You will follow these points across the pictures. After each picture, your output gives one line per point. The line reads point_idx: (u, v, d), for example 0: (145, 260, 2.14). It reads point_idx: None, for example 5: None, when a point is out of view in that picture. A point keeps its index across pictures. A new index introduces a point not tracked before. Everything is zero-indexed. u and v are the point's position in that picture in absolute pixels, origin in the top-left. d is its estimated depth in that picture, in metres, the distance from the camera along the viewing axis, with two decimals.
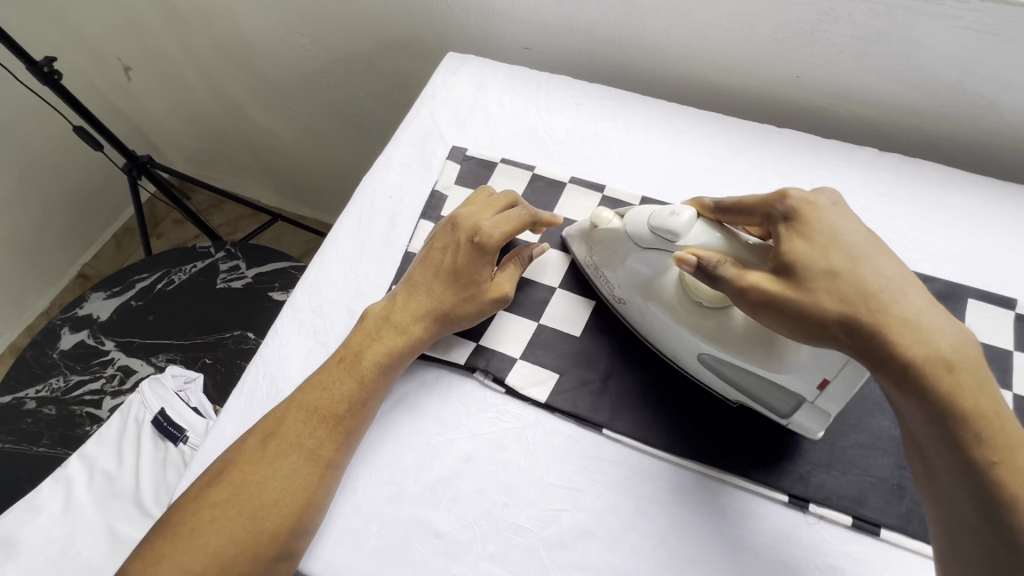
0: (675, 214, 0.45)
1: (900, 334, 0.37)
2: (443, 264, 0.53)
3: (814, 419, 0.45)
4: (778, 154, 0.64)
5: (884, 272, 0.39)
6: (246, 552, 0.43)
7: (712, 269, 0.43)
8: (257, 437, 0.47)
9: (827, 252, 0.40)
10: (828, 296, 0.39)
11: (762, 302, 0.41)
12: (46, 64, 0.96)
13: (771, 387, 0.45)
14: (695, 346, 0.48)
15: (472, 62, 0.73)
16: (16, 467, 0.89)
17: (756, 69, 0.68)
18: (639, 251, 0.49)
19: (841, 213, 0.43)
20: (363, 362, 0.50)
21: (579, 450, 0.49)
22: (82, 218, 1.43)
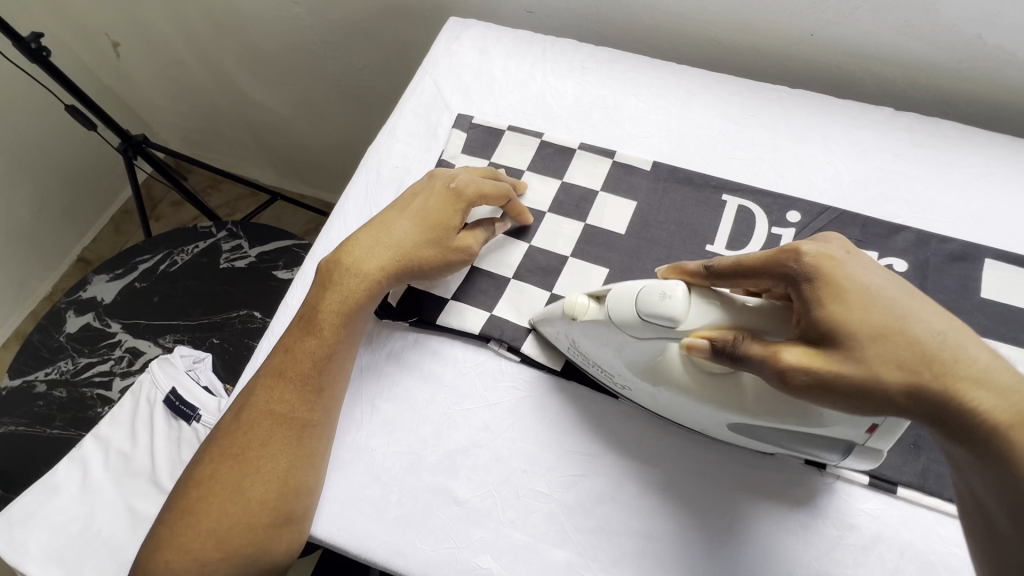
0: (665, 296, 0.40)
1: (973, 400, 0.34)
2: (410, 208, 0.53)
3: (866, 458, 0.43)
4: (791, 115, 0.63)
5: (930, 325, 0.36)
6: (236, 522, 0.44)
7: (729, 348, 0.39)
8: (231, 416, 0.49)
9: (870, 311, 0.36)
10: (884, 366, 0.35)
11: (808, 384, 0.36)
12: (34, 41, 0.93)
13: (817, 439, 0.42)
14: (722, 418, 0.44)
15: (475, 27, 0.71)
16: (31, 449, 0.89)
17: (767, 27, 0.66)
18: (634, 340, 0.43)
19: (861, 264, 0.39)
20: (321, 318, 0.50)
21: (597, 417, 0.49)
22: (79, 200, 1.41)
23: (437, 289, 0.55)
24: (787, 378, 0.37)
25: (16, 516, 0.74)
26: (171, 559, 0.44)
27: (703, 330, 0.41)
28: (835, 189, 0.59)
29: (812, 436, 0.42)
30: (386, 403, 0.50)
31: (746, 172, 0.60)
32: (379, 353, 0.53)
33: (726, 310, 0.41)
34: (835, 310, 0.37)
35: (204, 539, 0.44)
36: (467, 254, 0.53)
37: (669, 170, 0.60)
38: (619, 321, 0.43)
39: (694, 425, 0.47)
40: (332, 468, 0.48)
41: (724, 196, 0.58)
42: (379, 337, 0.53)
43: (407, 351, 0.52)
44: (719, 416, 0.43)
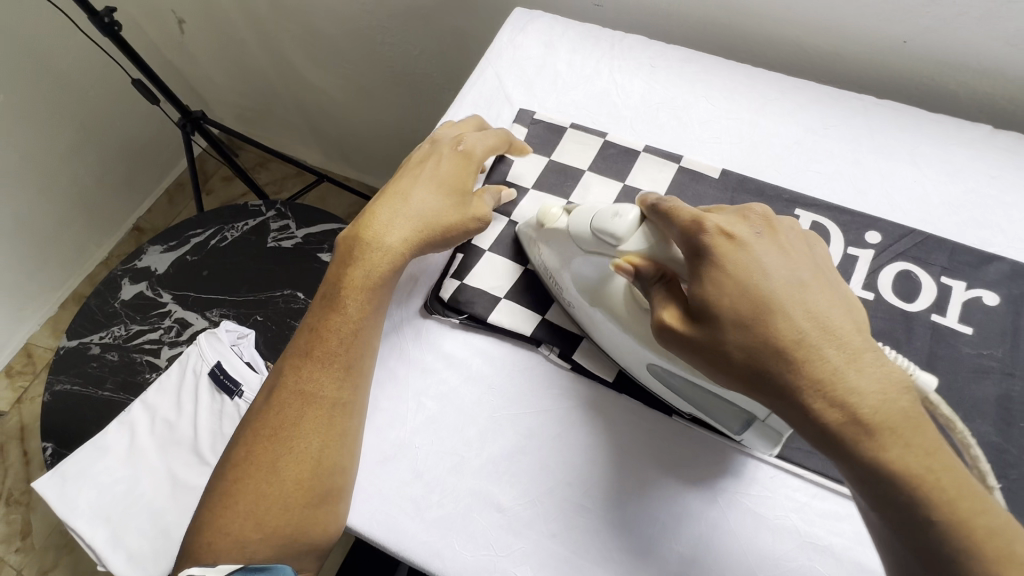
0: (617, 215, 0.42)
1: (809, 391, 0.34)
2: (425, 175, 0.53)
3: (764, 438, 0.43)
4: (876, 128, 0.59)
5: (798, 318, 0.36)
6: (274, 503, 0.43)
7: (649, 280, 0.41)
8: (263, 399, 0.48)
9: (739, 296, 0.37)
10: (736, 347, 0.36)
11: (672, 341, 0.39)
12: (107, 15, 0.95)
13: (725, 404, 0.43)
14: (642, 354, 0.45)
15: (541, 19, 0.69)
16: (83, 408, 0.93)
17: (856, 32, 0.62)
18: (581, 254, 0.47)
19: (762, 248, 0.39)
20: (346, 294, 0.49)
21: (648, 434, 0.48)
22: (137, 171, 1.46)
23: (491, 288, 0.53)
24: (659, 331, 0.39)
25: (67, 472, 0.77)
26: (212, 540, 0.43)
27: (635, 255, 0.42)
28: (921, 211, 0.55)
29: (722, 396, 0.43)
30: (433, 400, 0.49)
31: (822, 187, 0.57)
32: (427, 347, 0.52)
33: (658, 247, 0.41)
34: (710, 291, 0.37)
35: (244, 520, 0.43)
36: (484, 219, 0.53)
37: (739, 180, 0.57)
38: (576, 234, 0.46)
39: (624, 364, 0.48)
40: (376, 462, 0.47)
41: (797, 211, 0.55)
42: (430, 333, 0.52)
43: (455, 348, 0.52)
44: (639, 350, 0.44)
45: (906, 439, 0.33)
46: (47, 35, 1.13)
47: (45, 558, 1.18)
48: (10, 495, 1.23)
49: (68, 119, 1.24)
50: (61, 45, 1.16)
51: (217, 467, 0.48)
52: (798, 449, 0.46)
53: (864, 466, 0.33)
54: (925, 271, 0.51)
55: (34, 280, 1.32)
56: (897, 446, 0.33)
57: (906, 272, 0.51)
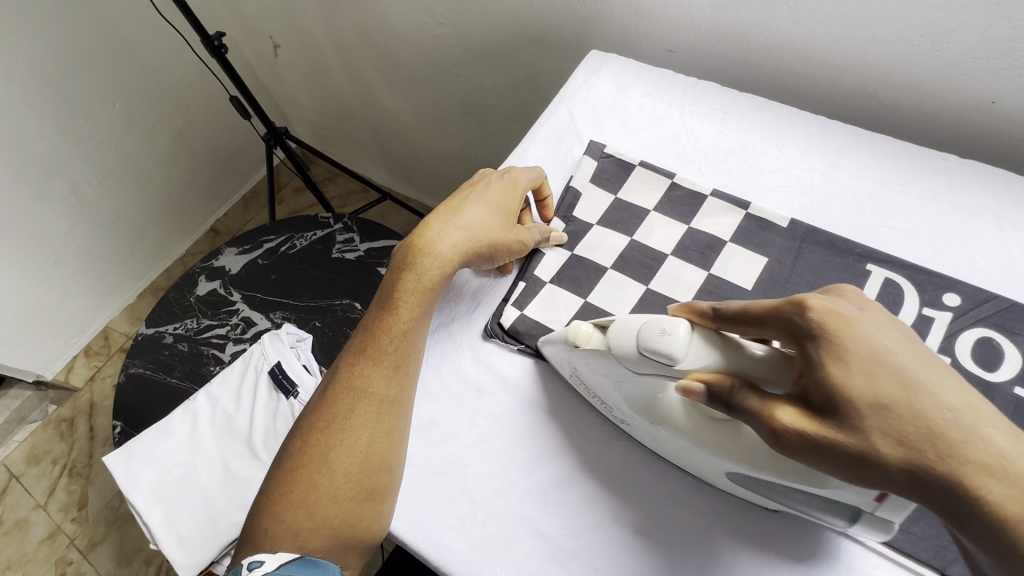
0: (665, 333, 0.40)
1: (978, 484, 0.31)
2: (476, 194, 0.55)
3: (872, 527, 0.40)
4: (957, 187, 0.57)
5: (940, 398, 0.33)
6: (324, 494, 0.45)
7: (725, 395, 0.38)
8: (318, 396, 0.50)
9: (871, 377, 0.34)
10: (882, 437, 0.33)
11: (804, 447, 0.35)
12: (216, 39, 1.05)
13: (826, 502, 0.40)
14: (721, 465, 0.42)
15: (616, 62, 0.72)
16: (152, 392, 1.00)
17: (940, 91, 0.61)
18: (633, 375, 0.44)
19: (876, 325, 0.36)
20: (400, 299, 0.51)
21: (700, 482, 0.47)
22: (220, 178, 1.58)
23: (549, 321, 0.54)
24: (779, 437, 0.36)
25: (135, 451, 0.82)
26: (266, 526, 0.45)
27: (700, 372, 0.40)
28: (1005, 276, 0.52)
29: (820, 497, 0.40)
30: (486, 420, 0.51)
31: (897, 244, 0.56)
32: (484, 368, 0.53)
33: (726, 355, 0.40)
34: (835, 374, 0.35)
35: (296, 509, 0.45)
36: (525, 245, 0.56)
37: (808, 230, 0.56)
38: (620, 355, 0.43)
39: (694, 470, 0.46)
40: (427, 475, 0.49)
41: (869, 266, 0.54)
42: (489, 356, 0.54)
43: (511, 370, 0.53)
44: (720, 462, 0.42)
45: None
46: (161, 52, 1.27)
47: (96, 530, 1.26)
48: (73, 466, 1.33)
49: (170, 127, 1.37)
50: (172, 62, 1.30)
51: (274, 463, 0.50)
52: None
53: None
54: (1008, 340, 0.49)
55: (120, 269, 1.44)
56: None
57: (986, 339, 0.49)
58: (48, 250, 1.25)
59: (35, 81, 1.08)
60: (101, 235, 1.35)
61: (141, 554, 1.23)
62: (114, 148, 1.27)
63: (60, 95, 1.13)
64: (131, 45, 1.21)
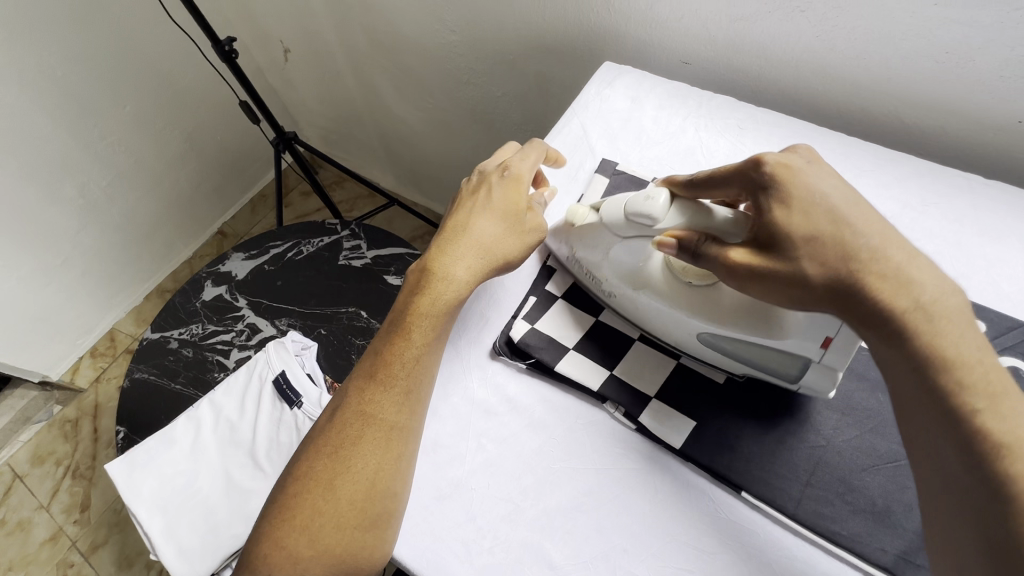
0: (649, 199, 0.46)
1: (875, 292, 0.38)
2: (480, 204, 0.54)
3: (822, 380, 0.45)
4: (982, 210, 0.56)
5: (859, 229, 0.39)
6: (327, 521, 0.44)
7: (694, 245, 0.45)
8: (325, 418, 0.49)
9: (807, 215, 0.40)
10: (810, 260, 0.40)
11: (749, 275, 0.42)
12: (227, 44, 1.05)
13: (777, 352, 0.46)
14: (693, 326, 0.48)
15: (629, 74, 0.71)
16: (156, 397, 1.00)
17: (964, 110, 0.59)
18: (620, 241, 0.50)
19: (817, 172, 0.43)
20: (413, 321, 0.50)
21: (713, 511, 0.45)
22: (228, 181, 1.59)
23: (561, 336, 0.54)
24: (731, 271, 0.43)
25: (137, 459, 0.82)
26: (267, 552, 0.44)
27: (674, 230, 0.46)
28: None
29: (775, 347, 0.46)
30: (493, 443, 0.49)
31: None
32: (493, 388, 0.52)
33: (694, 218, 0.45)
34: (779, 213, 0.41)
35: (298, 535, 0.43)
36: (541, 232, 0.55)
37: None
38: (610, 222, 0.50)
39: (672, 340, 0.52)
40: (431, 499, 0.47)
41: None
42: (498, 375, 0.53)
43: (519, 391, 0.52)
44: (690, 322, 0.48)
45: (955, 328, 0.36)
46: (173, 56, 1.27)
47: (97, 533, 1.25)
48: (77, 468, 1.33)
49: (178, 130, 1.37)
50: (181, 64, 1.30)
51: (275, 488, 0.48)
52: (891, 554, 0.42)
53: (925, 359, 0.36)
54: None
55: (127, 271, 1.44)
56: (952, 336, 0.36)
57: (1013, 369, 0.47)
58: (55, 252, 1.25)
59: (45, 84, 1.08)
60: (110, 237, 1.35)
61: (142, 558, 1.22)
62: (124, 150, 1.28)
63: (70, 97, 1.13)
64: (142, 47, 1.21)
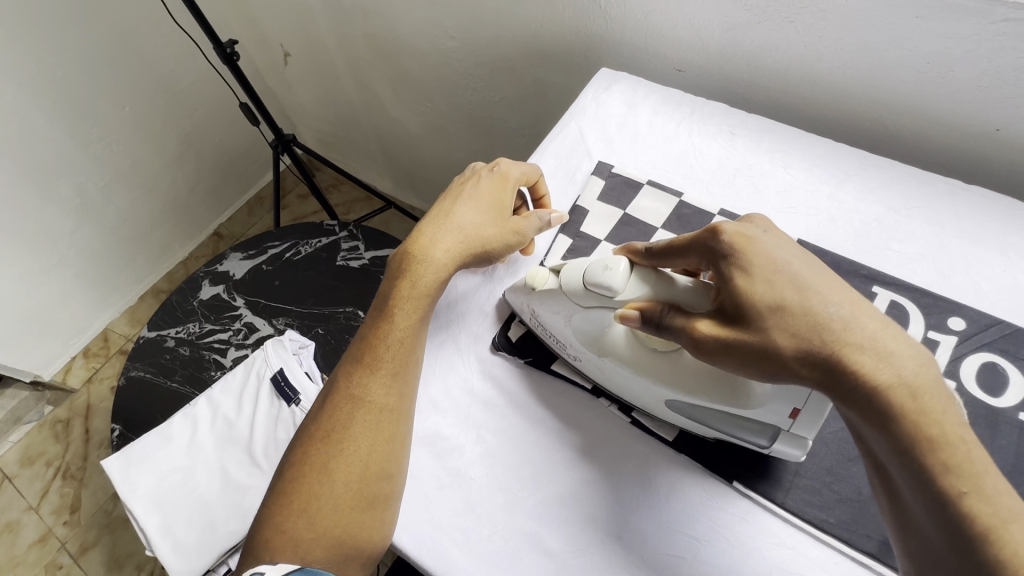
0: (608, 268, 0.47)
1: (856, 366, 0.36)
2: (465, 195, 0.55)
3: (791, 449, 0.45)
4: (963, 214, 0.58)
5: (827, 299, 0.39)
6: (325, 504, 0.45)
7: (657, 317, 0.44)
8: (319, 405, 0.50)
9: (770, 285, 0.40)
10: (780, 332, 0.38)
11: (720, 349, 0.40)
12: (229, 47, 1.06)
13: (746, 421, 0.45)
14: (659, 393, 0.47)
15: (625, 80, 0.73)
16: (152, 396, 1.00)
17: (945, 119, 0.62)
18: (581, 310, 0.49)
19: (775, 241, 0.42)
20: (395, 304, 0.51)
21: (705, 499, 0.47)
22: (225, 183, 1.59)
23: None
24: (699, 344, 0.41)
25: (134, 456, 0.82)
26: (269, 537, 0.45)
27: (635, 302, 0.46)
28: (1008, 301, 0.53)
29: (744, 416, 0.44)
30: (492, 435, 0.51)
31: (902, 266, 0.56)
32: (492, 383, 0.53)
33: (656, 288, 0.46)
34: (743, 282, 0.40)
35: (297, 519, 0.44)
36: (523, 236, 0.56)
37: (814, 251, 0.57)
38: (570, 291, 0.49)
39: (637, 402, 0.50)
40: (431, 488, 0.48)
41: (875, 288, 0.55)
42: (496, 369, 0.54)
43: (517, 385, 0.53)
44: (656, 390, 0.47)
45: (940, 404, 0.35)
46: (172, 58, 1.28)
47: (88, 534, 1.25)
48: (67, 469, 1.32)
49: (176, 131, 1.38)
50: (181, 66, 1.31)
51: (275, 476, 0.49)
52: (872, 539, 0.44)
53: (906, 437, 0.34)
54: (1011, 365, 0.49)
55: (123, 271, 1.45)
56: (937, 411, 0.35)
57: (991, 364, 0.50)
58: (50, 251, 1.25)
59: (46, 83, 1.09)
60: (106, 236, 1.35)
61: (133, 559, 1.22)
62: (122, 151, 1.28)
63: (69, 95, 1.13)
64: (142, 49, 1.22)
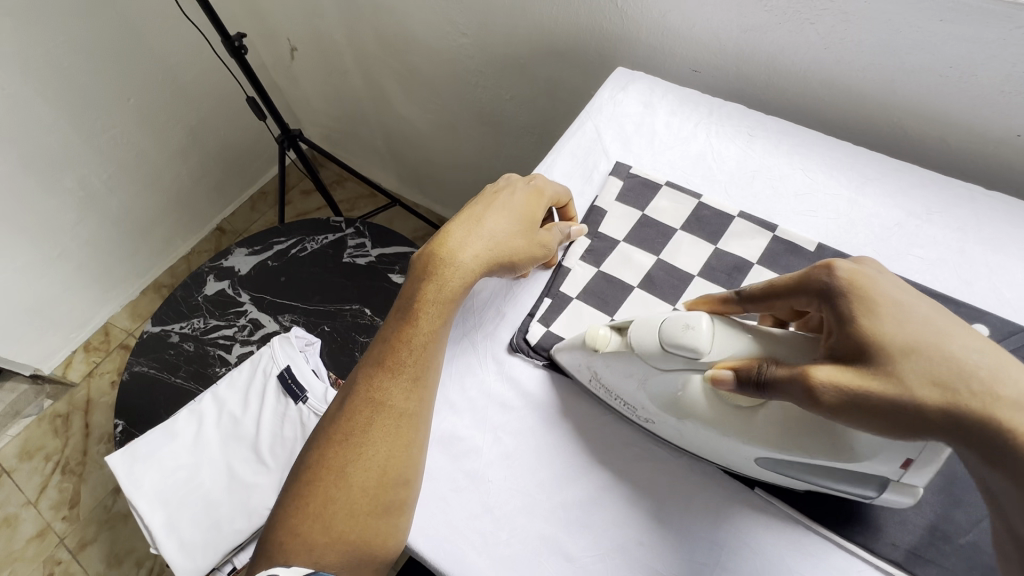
0: (688, 328, 0.42)
1: (1008, 421, 0.33)
2: (498, 203, 0.55)
3: (901, 496, 0.41)
4: (983, 220, 0.58)
5: (959, 348, 0.36)
6: (341, 508, 0.44)
7: (755, 370, 0.40)
8: (336, 406, 0.49)
9: (900, 330, 0.37)
10: (916, 384, 0.35)
11: (846, 399, 0.36)
12: (237, 40, 1.05)
13: (848, 474, 0.41)
14: (751, 451, 0.43)
15: (642, 80, 0.72)
16: (156, 391, 0.99)
17: (964, 124, 0.61)
18: (655, 372, 0.45)
19: (895, 281, 0.39)
20: (420, 309, 0.50)
21: (725, 505, 0.46)
22: (229, 177, 1.58)
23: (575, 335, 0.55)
24: (819, 392, 0.37)
25: (138, 452, 0.81)
26: (282, 539, 0.44)
27: (726, 361, 0.41)
28: None
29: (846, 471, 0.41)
30: (510, 437, 0.50)
31: (923, 272, 0.56)
32: (508, 384, 0.53)
33: (757, 339, 0.42)
34: (867, 325, 0.37)
35: (312, 522, 0.44)
36: (547, 250, 0.56)
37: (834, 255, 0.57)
38: (642, 352, 0.44)
39: (720, 460, 0.47)
40: (447, 490, 0.48)
41: None
42: (513, 371, 0.54)
43: (534, 387, 0.53)
44: (747, 449, 0.43)
45: None
46: (178, 51, 1.27)
47: (87, 530, 1.23)
48: (66, 463, 1.30)
49: (181, 124, 1.37)
50: (186, 59, 1.30)
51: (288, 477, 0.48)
52: (895, 547, 0.43)
53: None
54: None
55: (125, 265, 1.43)
56: None
57: None
58: (52, 243, 1.24)
59: (50, 73, 1.08)
60: (109, 229, 1.34)
61: (132, 555, 1.21)
62: (125, 144, 1.27)
63: (73, 86, 1.12)
64: (148, 41, 1.21)
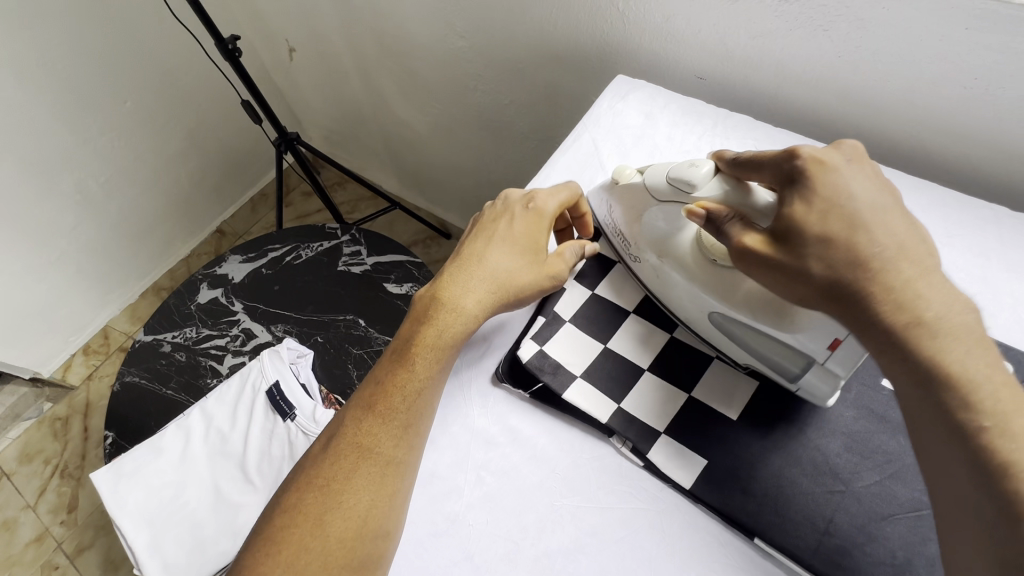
0: (693, 166, 0.47)
1: (879, 300, 0.37)
2: (499, 236, 0.52)
3: (822, 383, 0.45)
4: (1008, 244, 0.54)
5: (878, 237, 0.38)
6: (314, 560, 0.41)
7: (720, 221, 0.45)
8: (320, 445, 0.46)
9: (825, 216, 0.40)
10: (816, 261, 0.39)
11: (755, 265, 0.42)
12: (231, 42, 1.02)
13: (782, 348, 0.46)
14: (707, 302, 0.49)
15: (643, 88, 0.69)
16: (147, 402, 0.97)
17: (988, 139, 0.57)
18: (655, 206, 0.52)
19: (854, 173, 0.41)
20: (417, 352, 0.47)
21: (722, 556, 0.43)
22: (229, 180, 1.56)
23: (567, 362, 0.51)
24: (741, 255, 0.42)
25: (124, 469, 0.79)
26: None
27: (707, 202, 0.46)
28: None
29: (784, 342, 0.45)
30: (494, 476, 0.47)
31: None
32: (494, 418, 0.50)
33: (732, 194, 0.45)
34: (799, 209, 0.40)
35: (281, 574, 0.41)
36: (559, 277, 0.52)
37: None
38: (650, 186, 0.51)
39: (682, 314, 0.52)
40: (426, 534, 0.45)
41: None
42: (500, 403, 0.51)
43: (522, 422, 0.50)
44: (702, 298, 0.49)
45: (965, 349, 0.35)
46: (176, 52, 1.25)
47: (84, 535, 1.23)
48: (65, 468, 1.30)
49: (179, 126, 1.35)
50: (184, 60, 1.28)
51: (259, 518, 0.45)
52: None
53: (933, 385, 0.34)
54: None
55: (124, 268, 1.42)
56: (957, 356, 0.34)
57: None
58: (49, 248, 1.23)
59: (44, 76, 1.06)
60: (106, 233, 1.32)
61: (128, 563, 1.20)
62: (122, 148, 1.25)
63: (68, 90, 1.10)
64: (144, 43, 1.18)
